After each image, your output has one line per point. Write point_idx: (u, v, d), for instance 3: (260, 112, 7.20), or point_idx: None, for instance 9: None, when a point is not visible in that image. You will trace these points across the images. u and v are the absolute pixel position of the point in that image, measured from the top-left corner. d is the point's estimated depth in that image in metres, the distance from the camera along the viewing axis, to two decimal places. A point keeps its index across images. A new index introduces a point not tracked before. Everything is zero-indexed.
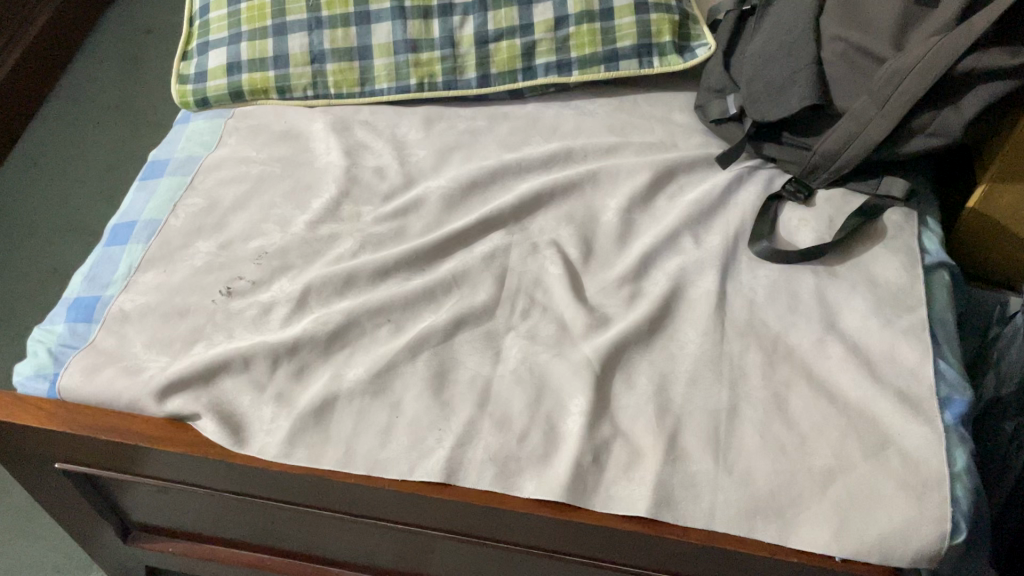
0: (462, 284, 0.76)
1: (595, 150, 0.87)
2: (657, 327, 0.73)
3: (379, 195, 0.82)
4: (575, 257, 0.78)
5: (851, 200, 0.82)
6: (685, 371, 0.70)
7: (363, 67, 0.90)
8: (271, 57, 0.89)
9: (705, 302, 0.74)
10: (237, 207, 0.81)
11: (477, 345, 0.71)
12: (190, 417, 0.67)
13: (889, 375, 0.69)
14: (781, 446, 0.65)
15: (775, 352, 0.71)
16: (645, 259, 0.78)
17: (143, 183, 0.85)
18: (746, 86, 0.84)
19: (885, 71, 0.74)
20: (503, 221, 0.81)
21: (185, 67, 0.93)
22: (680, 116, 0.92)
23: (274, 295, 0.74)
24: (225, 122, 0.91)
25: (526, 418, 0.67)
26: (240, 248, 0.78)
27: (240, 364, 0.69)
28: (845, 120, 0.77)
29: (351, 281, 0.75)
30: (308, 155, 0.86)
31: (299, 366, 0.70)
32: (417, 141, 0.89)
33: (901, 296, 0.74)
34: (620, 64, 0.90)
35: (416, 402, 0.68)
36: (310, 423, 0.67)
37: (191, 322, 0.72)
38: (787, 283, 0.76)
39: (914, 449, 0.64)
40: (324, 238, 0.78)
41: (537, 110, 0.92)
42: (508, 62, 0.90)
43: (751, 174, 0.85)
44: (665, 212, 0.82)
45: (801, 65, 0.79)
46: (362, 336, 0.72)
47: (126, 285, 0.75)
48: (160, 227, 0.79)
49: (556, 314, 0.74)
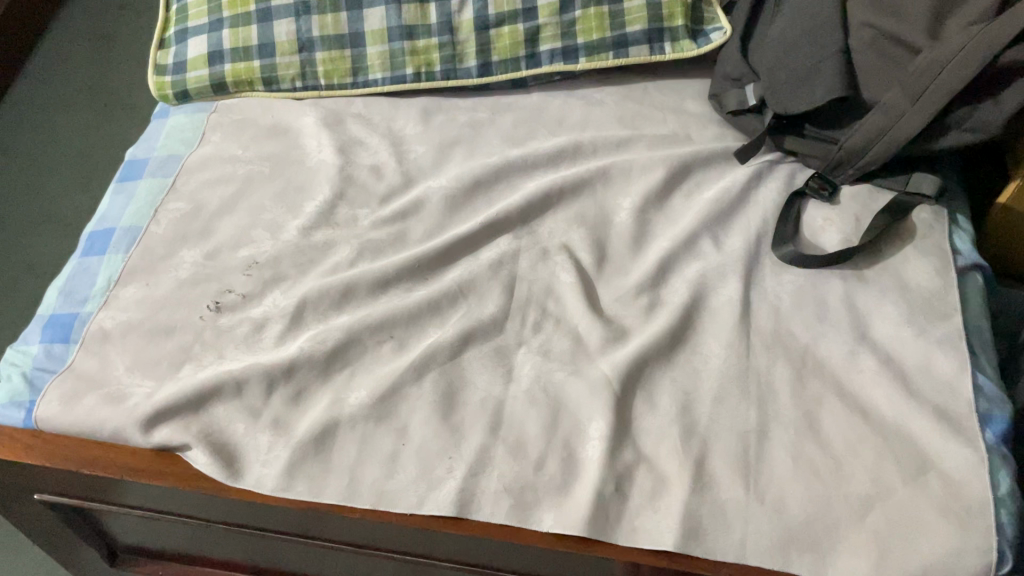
0: (468, 295, 0.71)
1: (606, 144, 0.81)
2: (678, 340, 0.68)
3: (376, 196, 0.77)
4: (587, 263, 0.73)
5: (879, 197, 0.78)
6: (709, 389, 0.65)
7: (355, 56, 0.84)
8: (255, 46, 0.83)
9: (728, 312, 0.69)
10: (224, 211, 0.76)
11: (487, 362, 0.67)
12: (179, 448, 0.62)
13: (925, 390, 0.65)
14: (814, 469, 0.61)
15: (805, 365, 0.67)
16: (663, 265, 0.73)
17: (121, 184, 0.79)
18: (765, 75, 0.79)
19: (920, 62, 0.69)
20: (510, 224, 0.75)
21: (163, 56, 0.86)
22: (694, 105, 0.86)
23: (267, 310, 0.69)
24: (207, 117, 0.84)
25: (542, 444, 0.62)
26: (228, 257, 0.72)
27: (232, 388, 0.64)
28: (875, 115, 0.72)
29: (350, 293, 0.70)
30: (298, 152, 0.80)
31: (297, 390, 0.65)
32: (414, 136, 0.83)
33: (935, 303, 0.70)
34: (630, 50, 0.85)
35: (424, 427, 0.63)
36: (310, 453, 0.62)
37: (177, 341, 0.67)
38: (814, 289, 0.71)
39: (955, 473, 0.60)
40: (319, 246, 0.73)
41: (542, 100, 0.87)
42: (510, 49, 0.84)
43: (771, 171, 0.80)
44: (681, 212, 0.77)
45: (827, 54, 0.73)
46: (363, 355, 0.67)
47: (105, 301, 0.70)
48: (142, 235, 0.74)
49: (570, 327, 0.69)
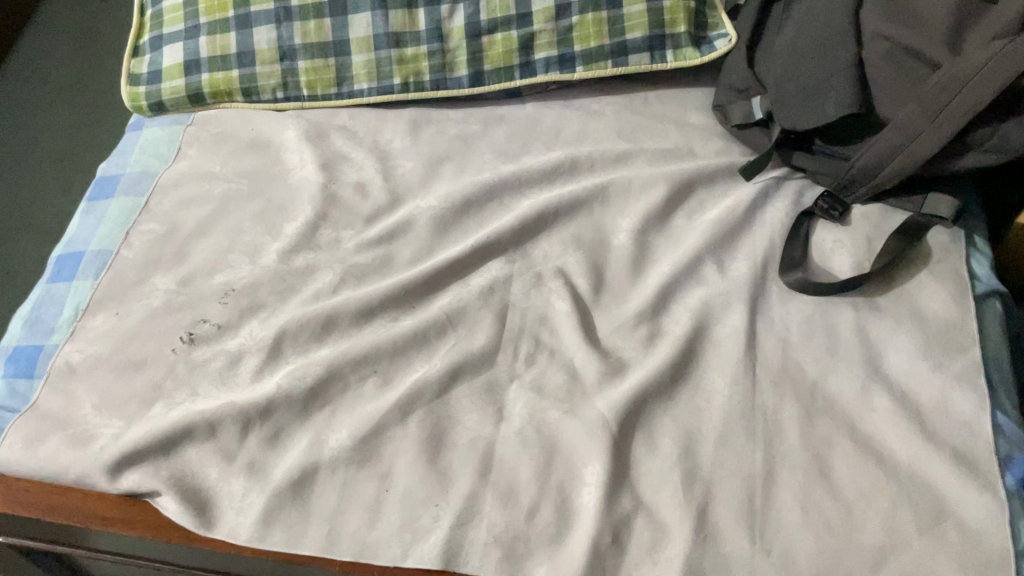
0: (457, 325, 0.67)
1: (604, 159, 0.77)
2: (680, 375, 0.64)
3: (361, 216, 0.73)
4: (584, 290, 0.69)
5: (892, 217, 0.73)
6: (713, 430, 0.61)
7: (339, 64, 0.79)
8: (234, 55, 0.78)
9: (732, 344, 0.65)
10: (200, 233, 0.71)
11: (477, 399, 0.63)
12: (148, 494, 0.59)
13: (942, 430, 0.61)
14: (824, 519, 0.57)
15: (814, 402, 0.63)
16: (664, 292, 0.69)
17: (91, 204, 0.75)
18: (772, 87, 0.74)
19: (938, 78, 0.64)
20: (503, 247, 0.71)
21: (137, 65, 0.82)
22: (697, 116, 0.82)
23: (243, 342, 0.65)
24: (183, 130, 0.80)
25: (534, 490, 0.58)
26: (203, 283, 0.68)
27: (205, 430, 0.60)
28: (889, 133, 0.68)
29: (331, 324, 0.66)
30: (279, 167, 0.76)
31: (274, 431, 0.61)
32: (402, 151, 0.78)
33: (952, 334, 0.66)
34: (630, 58, 0.80)
35: (409, 472, 0.59)
36: (288, 499, 0.58)
37: (148, 377, 0.63)
38: (824, 318, 0.67)
39: (975, 523, 0.57)
40: (299, 271, 0.69)
41: (537, 111, 0.82)
42: (504, 57, 0.79)
43: (778, 188, 0.75)
44: (684, 233, 0.73)
45: (839, 66, 0.69)
46: (345, 392, 0.63)
47: (72, 333, 0.66)
48: (112, 260, 0.70)
49: (565, 359, 0.65)
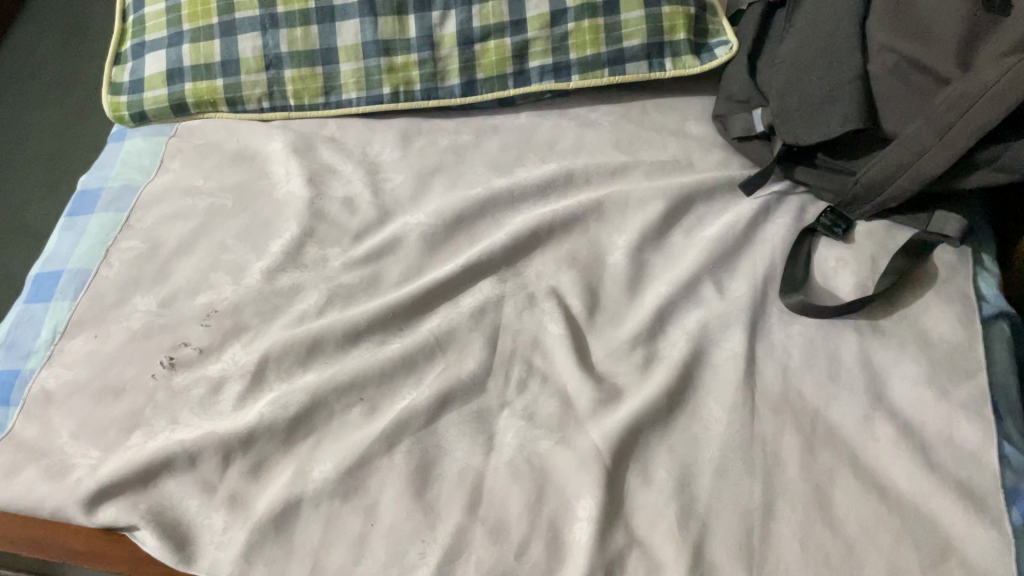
0: (446, 349, 0.64)
1: (600, 172, 0.75)
2: (677, 402, 0.62)
3: (348, 233, 0.70)
4: (577, 311, 0.67)
5: (897, 235, 0.71)
6: (710, 461, 0.59)
7: (327, 73, 0.77)
8: (218, 63, 0.76)
9: (731, 370, 0.63)
10: (182, 251, 0.69)
11: (466, 428, 0.61)
12: (126, 528, 0.57)
13: (947, 463, 0.59)
14: (824, 556, 0.55)
15: (814, 432, 0.61)
16: (661, 314, 0.66)
17: (71, 220, 0.73)
18: (774, 99, 0.72)
19: (946, 95, 0.62)
20: (494, 266, 0.69)
21: (118, 73, 0.79)
22: (696, 127, 0.79)
23: (225, 367, 0.63)
24: (166, 142, 0.77)
25: (525, 525, 0.56)
26: (185, 305, 0.66)
27: (185, 461, 0.58)
28: (895, 148, 0.65)
29: (317, 348, 0.63)
30: (265, 181, 0.74)
31: (256, 462, 0.59)
32: (392, 163, 0.76)
33: (959, 359, 0.64)
34: (627, 67, 0.78)
35: (395, 506, 0.57)
36: (270, 534, 0.56)
37: (127, 404, 0.61)
38: (826, 342, 0.65)
39: (980, 561, 0.55)
40: (284, 291, 0.67)
41: (531, 121, 0.80)
42: (497, 65, 0.77)
43: (779, 204, 0.73)
44: (681, 251, 0.71)
45: (843, 80, 0.67)
46: (330, 421, 0.61)
47: (49, 357, 0.64)
48: (90, 279, 0.68)
49: (558, 386, 0.63)
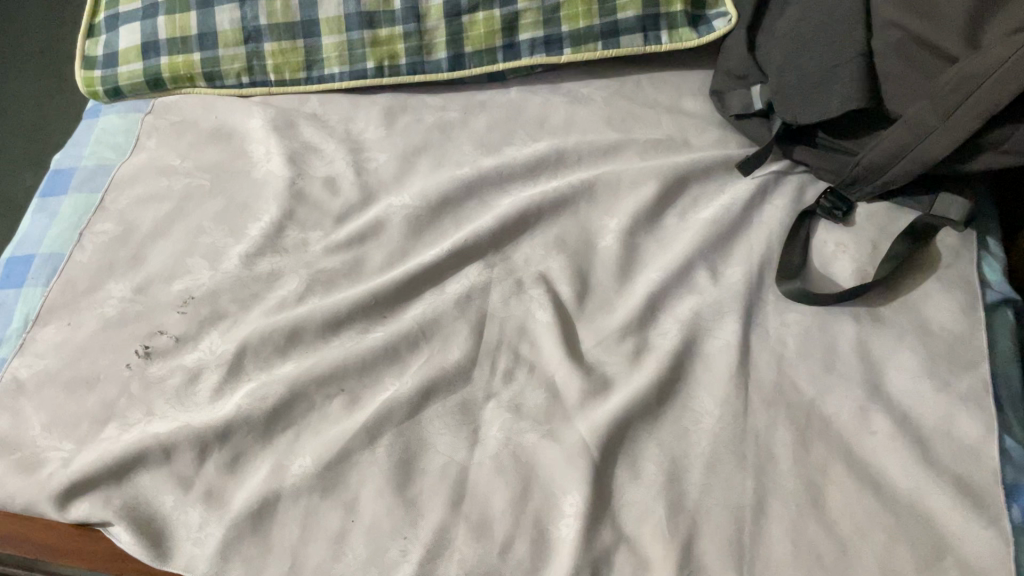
0: (430, 338, 0.62)
1: (591, 151, 0.72)
2: (667, 394, 0.60)
3: (330, 215, 0.68)
4: (566, 298, 0.65)
5: (899, 217, 0.69)
6: (701, 456, 0.57)
7: (308, 47, 0.74)
8: (195, 36, 0.73)
9: (724, 361, 0.61)
10: (158, 234, 0.67)
11: (450, 421, 0.59)
12: (100, 524, 0.55)
13: (945, 457, 0.58)
14: (816, 555, 0.54)
15: (809, 426, 0.59)
16: (652, 301, 0.64)
17: (43, 202, 0.70)
18: (773, 75, 0.69)
19: (953, 74, 0.59)
20: (481, 250, 0.67)
21: (91, 46, 0.76)
22: (692, 102, 0.77)
23: (202, 357, 0.61)
24: (142, 119, 0.75)
25: (509, 522, 0.55)
26: (160, 291, 0.64)
27: (160, 455, 0.57)
28: (898, 129, 0.63)
29: (296, 337, 0.62)
30: (244, 160, 0.71)
31: (233, 456, 0.57)
32: (376, 141, 0.73)
33: (959, 349, 0.62)
34: (621, 40, 0.75)
35: (376, 501, 0.56)
36: (247, 531, 0.55)
37: (100, 395, 0.59)
38: (823, 331, 0.63)
39: (976, 560, 0.53)
40: (264, 277, 0.65)
41: (521, 97, 0.77)
42: (485, 38, 0.74)
43: (777, 185, 0.71)
44: (675, 235, 0.68)
45: (845, 58, 0.64)
46: (310, 413, 0.59)
47: (20, 346, 0.62)
48: (63, 264, 0.65)
49: (545, 376, 0.61)
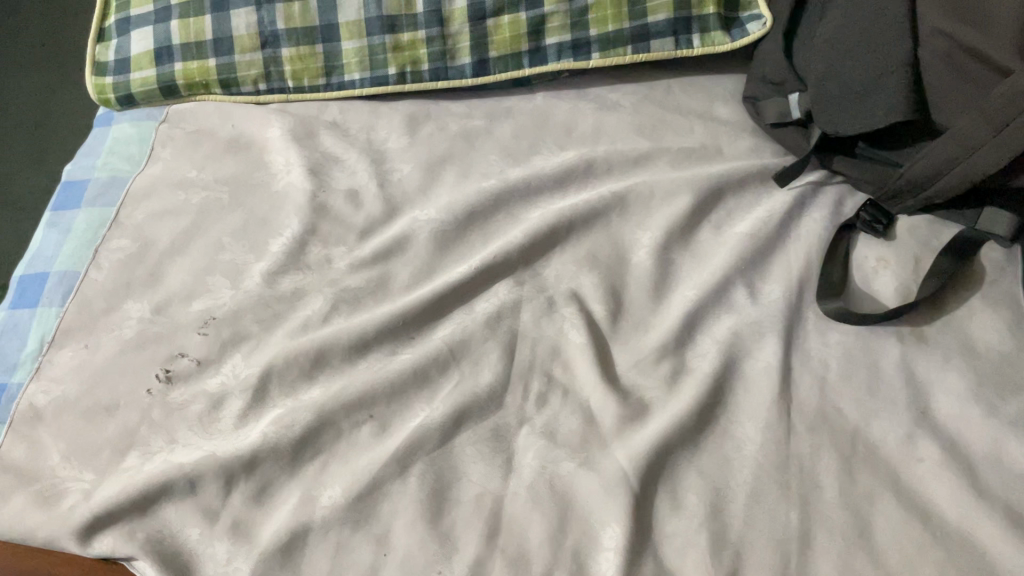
0: (461, 360, 0.60)
1: (622, 161, 0.70)
2: (707, 419, 0.58)
3: (354, 230, 0.66)
4: (599, 317, 0.63)
5: (941, 231, 0.66)
6: (744, 485, 0.56)
7: (327, 52, 0.71)
8: (209, 41, 0.70)
9: (765, 384, 0.59)
10: (176, 250, 0.65)
11: (483, 448, 0.57)
12: (124, 559, 0.54)
13: (995, 485, 0.56)
14: None
15: (853, 452, 0.57)
16: (689, 321, 0.62)
17: (56, 216, 0.68)
18: (812, 83, 0.67)
19: (1004, 88, 0.56)
20: (510, 267, 0.65)
21: (102, 51, 0.73)
22: (724, 109, 0.74)
23: (225, 382, 0.59)
24: (156, 128, 0.72)
25: (547, 556, 0.53)
26: (180, 311, 0.62)
27: (185, 486, 0.55)
28: (945, 142, 0.60)
29: (322, 360, 0.59)
30: (263, 172, 0.69)
31: (261, 486, 0.55)
32: (399, 151, 0.71)
33: (1007, 371, 0.60)
34: (652, 44, 0.72)
35: (409, 534, 0.54)
36: (277, 566, 0.53)
37: (120, 422, 0.58)
38: (865, 352, 0.61)
39: None
40: (287, 296, 0.62)
41: (547, 103, 0.74)
42: (511, 42, 0.71)
43: (815, 196, 0.68)
44: (710, 250, 0.66)
45: (891, 68, 0.61)
46: (338, 441, 0.57)
47: (36, 370, 0.60)
48: (78, 283, 0.63)
49: (580, 400, 0.59)
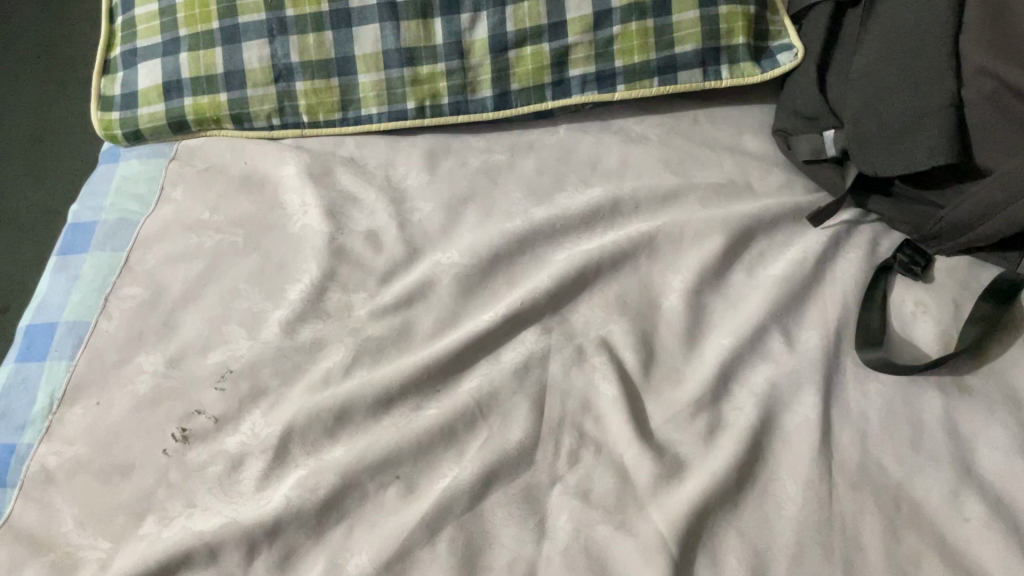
0: (489, 414, 0.58)
1: (650, 199, 0.67)
2: (746, 478, 0.56)
3: (374, 275, 0.63)
4: (631, 367, 0.61)
5: (981, 273, 0.64)
6: (786, 548, 0.53)
7: (343, 86, 0.68)
8: (220, 74, 0.67)
9: (805, 440, 0.57)
10: (190, 298, 0.62)
11: (515, 510, 0.55)
12: None
13: None
14: None
15: (898, 512, 0.55)
16: (724, 372, 0.60)
17: (63, 261, 0.66)
18: (849, 120, 0.64)
19: None
20: (537, 313, 0.62)
21: (108, 85, 0.71)
22: (754, 142, 0.72)
23: (243, 441, 0.57)
24: (166, 166, 0.70)
25: None
26: (195, 364, 0.59)
27: (205, 554, 0.53)
28: (990, 185, 0.58)
29: (345, 417, 0.57)
30: (278, 213, 0.66)
31: (283, 554, 0.53)
32: (419, 189, 0.68)
33: None
34: (679, 75, 0.69)
35: None
36: None
37: (136, 485, 0.55)
38: (907, 404, 0.59)
39: None
40: (306, 347, 0.60)
41: (570, 136, 0.72)
42: (534, 74, 0.69)
43: (850, 236, 0.66)
44: (743, 294, 0.64)
45: (933, 106, 0.59)
46: (364, 504, 0.55)
47: (46, 429, 0.58)
48: (89, 335, 0.61)
49: (613, 457, 0.57)
